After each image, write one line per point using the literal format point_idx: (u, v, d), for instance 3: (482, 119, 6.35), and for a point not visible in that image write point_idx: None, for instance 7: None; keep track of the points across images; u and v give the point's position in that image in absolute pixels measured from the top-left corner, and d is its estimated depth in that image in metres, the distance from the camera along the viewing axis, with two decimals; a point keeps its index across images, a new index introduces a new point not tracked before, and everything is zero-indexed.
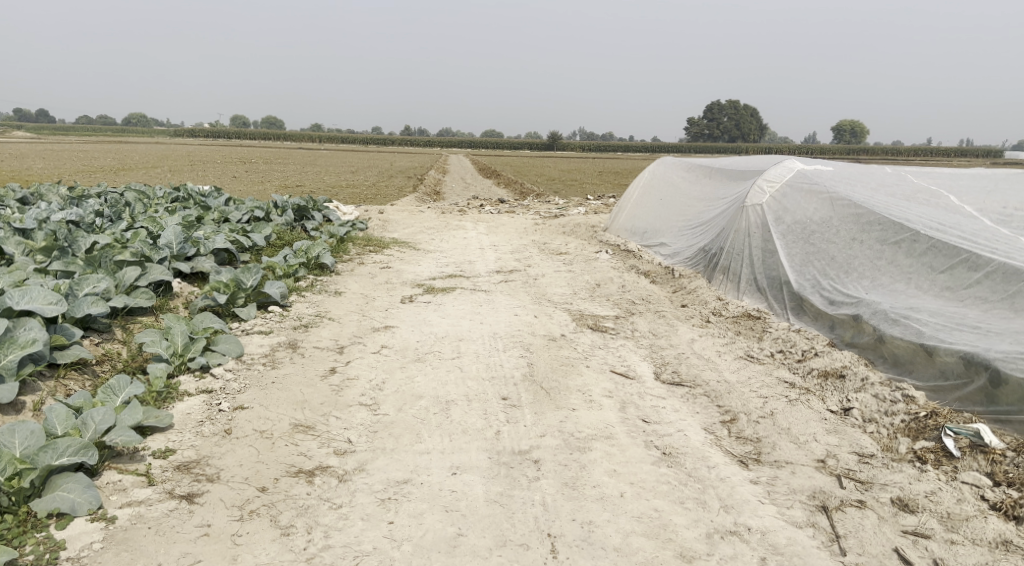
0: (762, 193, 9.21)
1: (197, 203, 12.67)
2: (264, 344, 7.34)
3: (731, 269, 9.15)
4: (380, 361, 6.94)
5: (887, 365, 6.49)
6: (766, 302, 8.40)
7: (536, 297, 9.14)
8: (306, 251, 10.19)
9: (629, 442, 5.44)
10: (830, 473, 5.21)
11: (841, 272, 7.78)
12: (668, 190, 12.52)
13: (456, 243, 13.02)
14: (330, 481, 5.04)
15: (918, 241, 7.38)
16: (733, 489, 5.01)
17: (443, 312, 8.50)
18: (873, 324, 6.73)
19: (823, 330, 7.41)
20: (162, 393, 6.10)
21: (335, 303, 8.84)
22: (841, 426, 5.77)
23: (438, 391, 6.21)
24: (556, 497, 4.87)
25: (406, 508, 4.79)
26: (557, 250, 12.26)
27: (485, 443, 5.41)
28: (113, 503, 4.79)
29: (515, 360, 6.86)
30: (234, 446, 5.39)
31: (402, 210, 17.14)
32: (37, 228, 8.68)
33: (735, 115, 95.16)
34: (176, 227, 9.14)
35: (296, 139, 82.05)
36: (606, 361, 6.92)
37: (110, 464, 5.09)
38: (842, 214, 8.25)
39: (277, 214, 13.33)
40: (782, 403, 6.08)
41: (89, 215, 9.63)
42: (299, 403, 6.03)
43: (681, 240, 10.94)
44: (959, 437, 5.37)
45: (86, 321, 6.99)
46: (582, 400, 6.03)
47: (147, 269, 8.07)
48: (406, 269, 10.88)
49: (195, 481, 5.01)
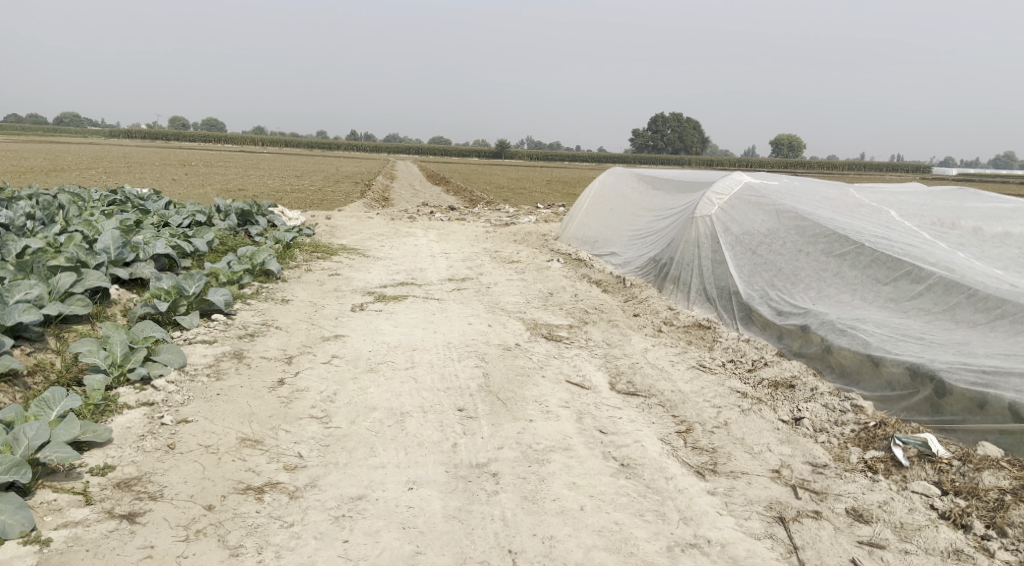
0: (711, 205, 9.30)
1: (136, 206, 12.31)
2: (210, 354, 7.14)
3: (681, 279, 9.23)
4: (332, 372, 6.81)
5: (835, 375, 6.62)
6: (716, 312, 8.49)
7: (488, 305, 9.09)
8: (251, 257, 9.97)
9: (587, 454, 5.42)
10: (785, 483, 5.26)
11: (788, 283, 7.91)
12: (618, 200, 12.63)
13: (405, 250, 12.90)
14: (282, 498, 4.91)
15: (862, 254, 7.55)
16: (690, 501, 5.03)
17: (395, 321, 8.40)
18: (821, 334, 6.85)
19: (772, 340, 7.52)
20: (100, 406, 5.89)
21: (283, 312, 8.66)
22: (793, 436, 5.84)
23: (393, 402, 6.11)
24: (515, 511, 4.83)
25: (362, 526, 4.69)
26: (507, 258, 12.25)
27: (441, 456, 5.34)
28: (49, 524, 4.58)
29: (470, 370, 6.80)
30: (179, 462, 5.21)
31: (349, 216, 16.93)
32: None
33: (678, 125, 96.94)
34: (115, 231, 8.86)
35: (237, 141, 80.81)
36: (561, 371, 6.90)
37: (45, 482, 4.87)
38: (789, 226, 8.39)
39: (221, 218, 13.03)
40: (735, 413, 6.14)
41: (21, 217, 9.30)
42: (248, 416, 5.87)
43: (631, 250, 11.01)
44: (907, 447, 5.48)
45: (17, 329, 6.71)
46: (539, 411, 5.99)
47: (83, 275, 7.84)
48: (356, 276, 10.73)
49: (137, 500, 4.83)
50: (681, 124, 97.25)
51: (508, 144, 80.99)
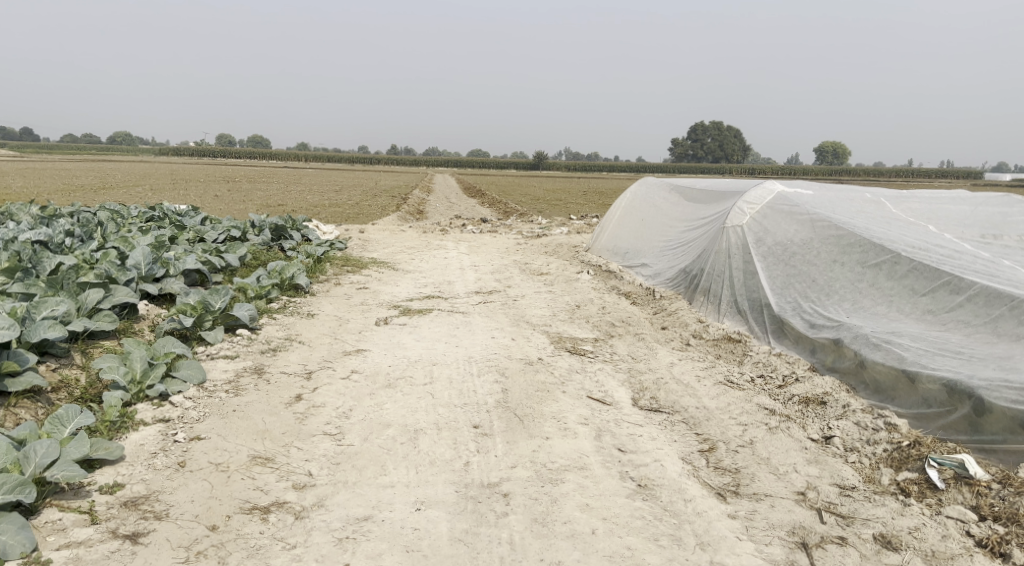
0: (742, 215, 9.04)
1: (172, 222, 12.40)
2: (230, 369, 7.10)
3: (712, 291, 8.96)
4: (349, 387, 6.70)
5: (869, 392, 6.33)
6: (747, 325, 8.22)
7: (513, 318, 8.94)
8: (280, 271, 9.95)
9: (603, 474, 5.23)
10: (811, 506, 5.02)
11: (822, 295, 7.62)
12: (649, 210, 12.42)
13: (435, 263, 12.81)
14: (287, 519, 4.82)
15: (899, 263, 7.27)
16: (709, 525, 4.81)
17: (418, 335, 8.28)
18: (855, 349, 6.57)
19: (804, 354, 7.24)
20: (116, 422, 5.83)
21: (308, 326, 8.60)
22: (822, 456, 5.58)
23: (407, 419, 5.98)
24: (524, 535, 4.66)
25: (365, 548, 4.56)
26: (536, 271, 12.09)
27: (453, 475, 5.19)
28: (51, 545, 4.54)
29: (489, 386, 6.64)
30: (187, 480, 5.14)
31: (383, 229, 16.95)
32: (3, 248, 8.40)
33: (720, 134, 96.03)
34: (145, 247, 8.90)
35: (280, 157, 82.26)
36: (582, 387, 6.70)
37: (52, 501, 4.83)
38: (824, 236, 8.10)
39: (255, 233, 13.10)
40: (762, 431, 5.89)
41: (60, 235, 9.35)
42: (261, 433, 5.78)
43: (662, 262, 10.78)
44: (943, 469, 5.19)
45: (43, 345, 6.70)
46: (557, 429, 5.81)
47: (112, 291, 7.83)
48: (383, 290, 10.66)
49: (142, 520, 4.77)
50: (722, 132, 96.24)
51: (547, 156, 81.05)
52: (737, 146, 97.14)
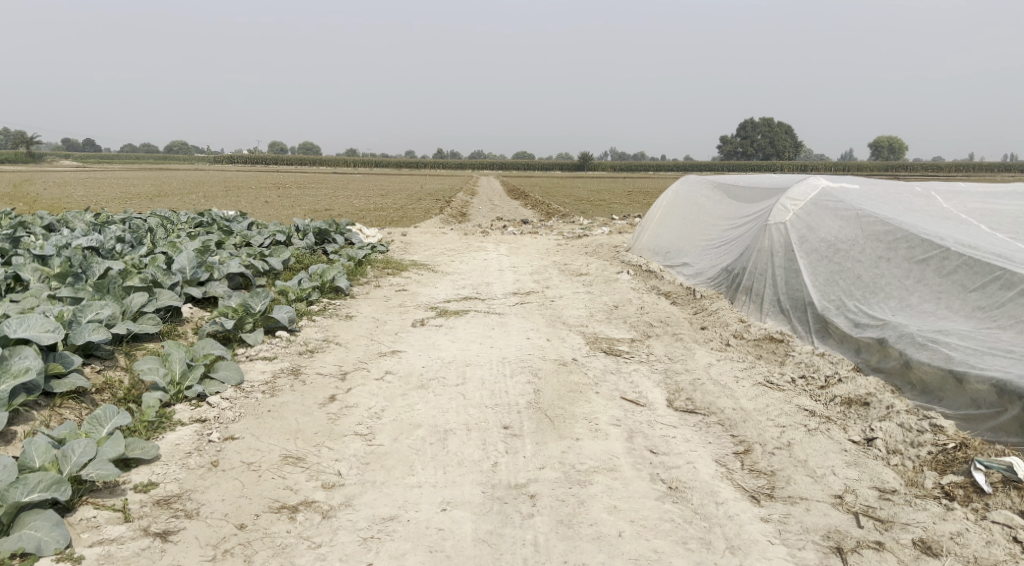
0: (785, 211, 8.78)
1: (220, 226, 12.54)
2: (267, 370, 7.14)
3: (754, 290, 8.75)
4: (383, 387, 6.70)
5: (915, 393, 6.11)
6: (790, 324, 8.02)
7: (550, 319, 8.86)
8: (320, 274, 9.99)
9: (633, 475, 5.12)
10: (848, 510, 4.86)
11: (868, 293, 7.40)
12: (691, 209, 12.22)
13: (474, 265, 12.80)
14: (314, 518, 4.81)
15: (948, 259, 7.02)
16: (741, 528, 4.68)
17: (453, 336, 8.24)
18: (899, 348, 6.36)
19: (849, 354, 7.02)
20: (154, 423, 5.85)
21: (345, 328, 8.63)
22: (862, 458, 5.40)
23: (437, 419, 5.95)
24: (549, 537, 4.58)
25: (388, 548, 4.54)
26: (576, 271, 11.99)
27: (480, 476, 5.13)
28: (85, 542, 4.59)
29: (521, 386, 6.57)
30: (218, 479, 5.17)
31: (425, 232, 17.01)
32: (55, 254, 8.54)
33: (770, 133, 94.62)
34: (190, 251, 8.97)
35: (329, 164, 83.38)
36: (616, 388, 6.60)
37: (88, 498, 4.88)
38: (869, 232, 7.86)
39: (299, 238, 13.21)
40: (801, 433, 5.72)
41: (111, 242, 9.45)
42: (293, 433, 5.80)
43: (703, 261, 10.60)
44: (990, 471, 4.97)
45: (88, 348, 6.75)
46: (588, 430, 5.73)
47: (156, 295, 7.92)
48: (422, 292, 10.67)
49: (173, 518, 4.81)
50: (772, 130, 94.71)
51: (593, 157, 80.74)
52: (789, 144, 95.58)
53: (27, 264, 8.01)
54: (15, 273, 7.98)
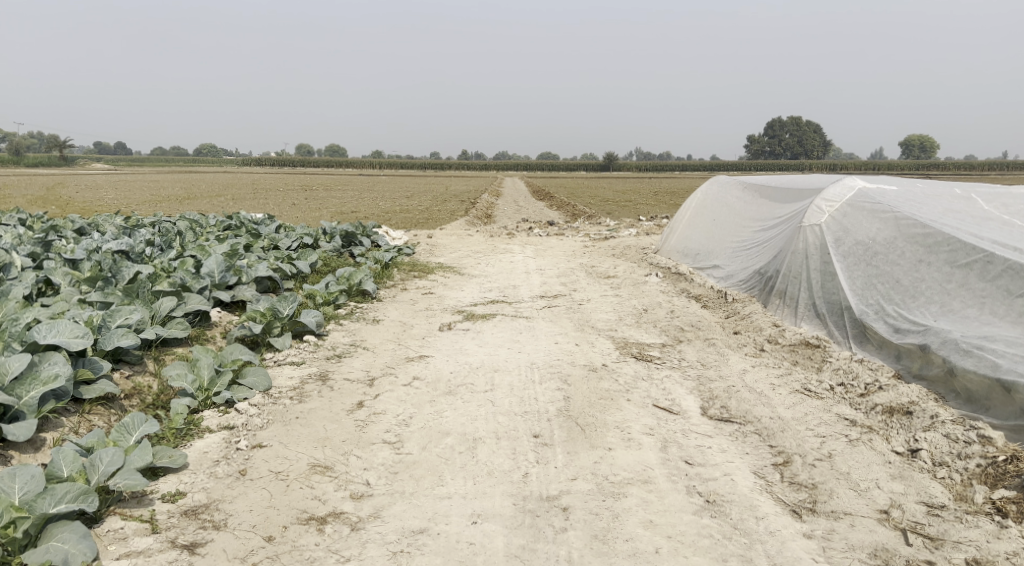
0: (820, 213, 8.52)
1: (248, 229, 12.52)
2: (295, 376, 7.06)
3: (788, 293, 8.54)
4: (410, 394, 6.58)
5: (960, 402, 5.91)
6: (826, 329, 7.82)
7: (578, 323, 8.72)
8: (347, 277, 9.91)
9: (668, 488, 4.98)
10: (895, 527, 4.68)
11: (907, 297, 7.18)
12: (720, 210, 12.03)
13: (501, 267, 12.69)
14: (343, 530, 4.72)
15: (992, 263, 6.78)
16: (784, 545, 4.52)
17: (481, 341, 8.13)
18: (943, 355, 6.15)
19: (888, 360, 6.82)
20: (182, 430, 5.78)
21: (373, 332, 8.54)
22: (907, 471, 5.22)
23: (466, 427, 5.83)
24: (583, 552, 4.45)
25: (420, 563, 4.43)
26: (603, 274, 11.85)
27: (510, 488, 5.01)
28: (112, 554, 4.53)
29: (550, 393, 6.43)
30: (246, 489, 5.09)
31: (451, 234, 16.95)
32: (86, 257, 8.53)
33: (798, 131, 93.73)
34: (219, 255, 8.91)
35: (355, 165, 83.59)
36: (648, 395, 6.45)
37: (116, 509, 4.82)
38: (908, 234, 7.62)
39: (326, 241, 13.16)
40: (842, 444, 5.54)
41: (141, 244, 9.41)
42: (322, 441, 5.71)
43: (735, 263, 10.41)
44: None
45: (117, 353, 6.68)
46: (620, 439, 5.59)
47: (184, 299, 7.85)
48: (448, 294, 10.58)
49: (200, 529, 4.73)
50: (800, 129, 93.80)
51: (618, 156, 80.31)
52: (817, 143, 94.59)
53: (59, 268, 8.02)
54: (46, 277, 7.97)
